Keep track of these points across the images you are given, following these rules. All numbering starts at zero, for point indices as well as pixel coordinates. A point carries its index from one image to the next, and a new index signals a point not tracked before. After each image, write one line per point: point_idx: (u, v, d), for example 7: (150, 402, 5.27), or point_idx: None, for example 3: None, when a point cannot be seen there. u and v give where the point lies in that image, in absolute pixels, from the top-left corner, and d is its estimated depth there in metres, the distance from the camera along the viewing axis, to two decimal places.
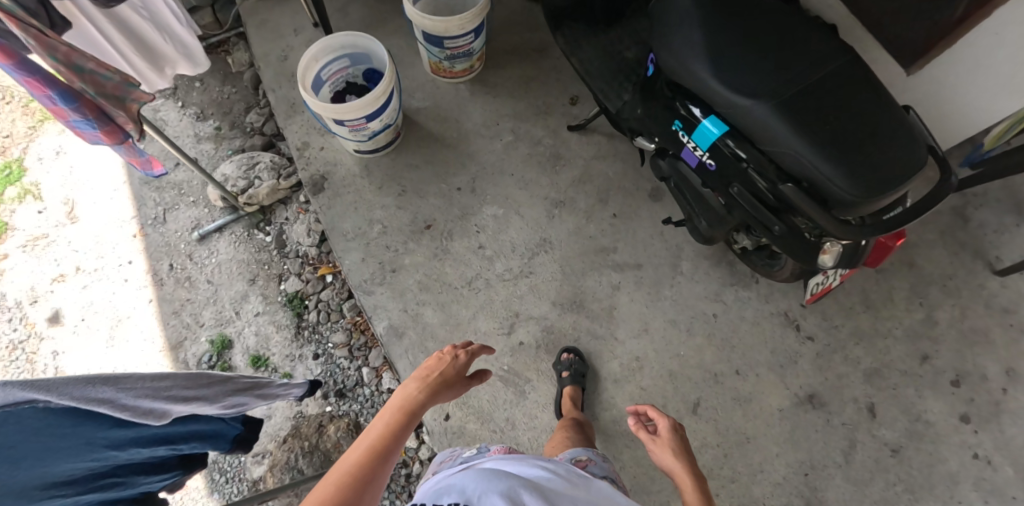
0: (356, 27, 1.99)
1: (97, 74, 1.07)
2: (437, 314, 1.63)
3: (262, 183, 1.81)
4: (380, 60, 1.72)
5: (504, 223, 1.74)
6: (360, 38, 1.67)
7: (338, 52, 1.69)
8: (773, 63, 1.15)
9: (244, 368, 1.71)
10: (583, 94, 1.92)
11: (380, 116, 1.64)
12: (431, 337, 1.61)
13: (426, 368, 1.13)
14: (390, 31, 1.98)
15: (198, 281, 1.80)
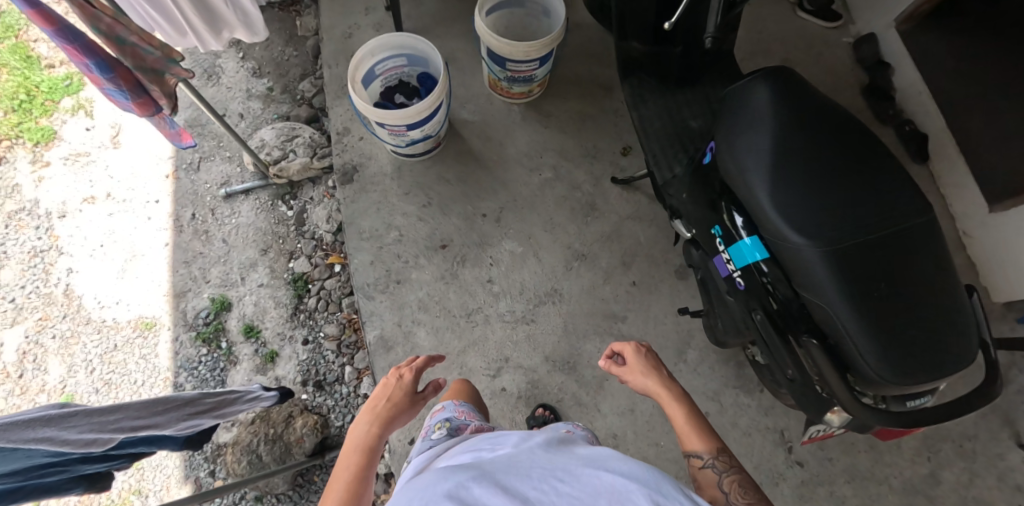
0: (425, 21, 1.97)
1: (138, 47, 1.06)
2: (429, 337, 1.62)
3: (296, 159, 1.82)
4: (438, 69, 1.68)
5: (520, 261, 1.70)
6: (422, 43, 1.63)
7: (398, 51, 1.66)
8: (841, 203, 1.03)
9: (235, 335, 1.74)
10: (635, 146, 1.84)
11: (420, 127, 1.59)
12: (417, 358, 1.60)
13: (373, 399, 1.12)
14: (458, 33, 1.95)
15: (214, 237, 1.83)
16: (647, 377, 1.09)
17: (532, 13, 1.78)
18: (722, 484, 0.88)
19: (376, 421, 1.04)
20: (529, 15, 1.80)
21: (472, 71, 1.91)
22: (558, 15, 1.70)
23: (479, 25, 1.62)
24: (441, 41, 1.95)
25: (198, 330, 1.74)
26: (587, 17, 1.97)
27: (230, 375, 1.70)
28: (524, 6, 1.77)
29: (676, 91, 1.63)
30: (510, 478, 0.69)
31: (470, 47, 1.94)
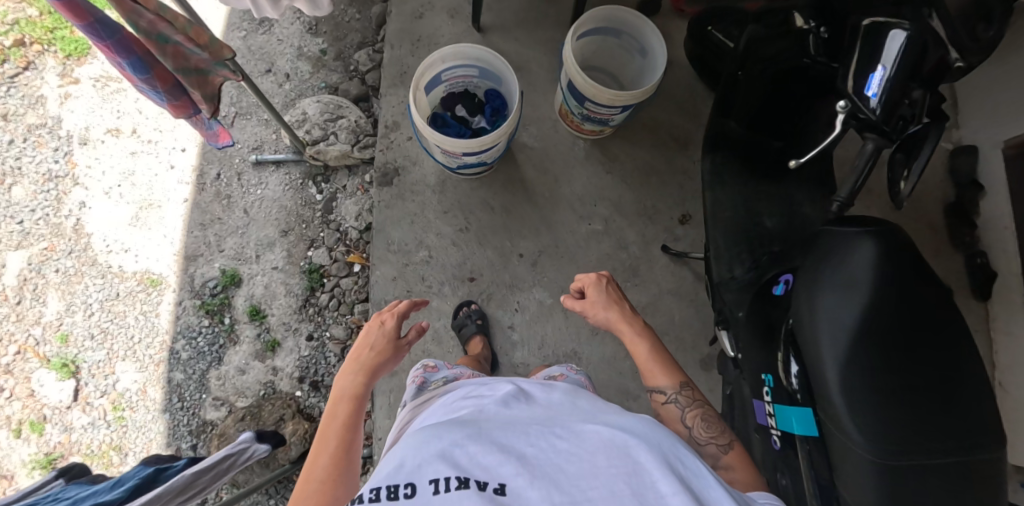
0: (504, 21, 1.80)
1: (183, 47, 0.92)
2: None
3: (336, 143, 1.71)
4: (511, 89, 1.51)
5: (545, 313, 1.61)
6: (498, 59, 1.46)
7: (471, 61, 1.49)
8: (934, 423, 0.73)
9: (240, 314, 1.67)
10: (695, 215, 1.71)
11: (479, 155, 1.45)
12: None
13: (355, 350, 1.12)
14: (537, 43, 1.78)
15: (236, 205, 1.74)
16: (606, 309, 1.22)
17: (628, 44, 1.60)
18: (684, 418, 1.06)
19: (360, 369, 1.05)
20: (623, 45, 1.62)
21: (542, 90, 1.75)
22: (657, 58, 1.52)
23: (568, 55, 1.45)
24: (517, 47, 1.78)
25: (203, 299, 1.68)
26: (679, 58, 1.79)
27: (227, 354, 1.65)
28: (620, 35, 1.59)
29: (757, 179, 1.48)
30: (505, 437, 0.66)
31: (546, 61, 1.78)
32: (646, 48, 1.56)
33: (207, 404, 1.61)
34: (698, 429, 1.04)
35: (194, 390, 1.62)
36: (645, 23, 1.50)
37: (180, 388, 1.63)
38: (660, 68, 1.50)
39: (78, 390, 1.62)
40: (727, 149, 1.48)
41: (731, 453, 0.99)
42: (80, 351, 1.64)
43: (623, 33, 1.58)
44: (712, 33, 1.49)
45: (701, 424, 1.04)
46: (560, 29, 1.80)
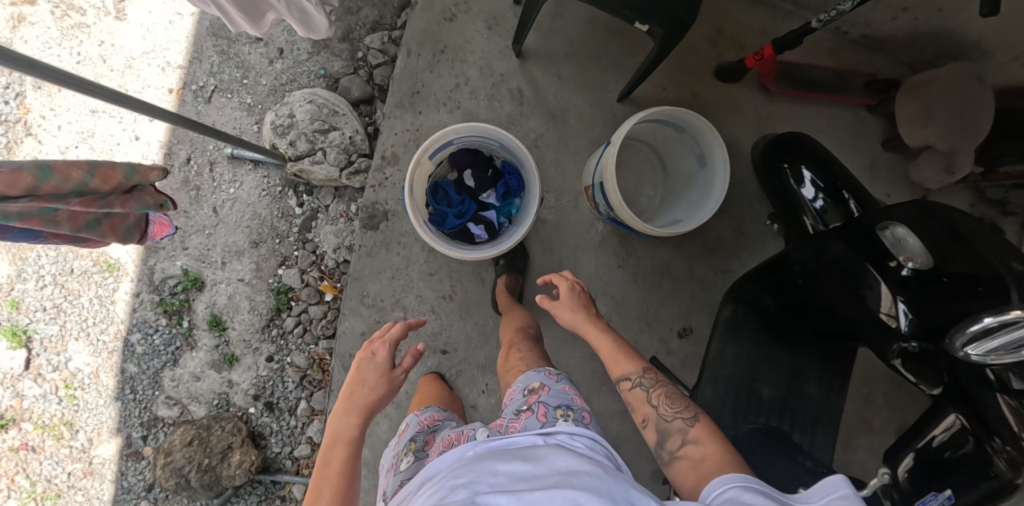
0: (551, 50, 1.47)
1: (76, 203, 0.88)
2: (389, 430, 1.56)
3: (323, 164, 1.47)
4: (532, 179, 1.27)
5: None
6: (522, 150, 1.22)
7: (492, 137, 1.24)
8: None
9: (199, 320, 1.59)
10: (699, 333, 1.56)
11: (481, 251, 1.26)
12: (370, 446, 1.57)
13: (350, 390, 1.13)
14: (584, 90, 1.47)
15: (205, 200, 1.55)
16: (574, 312, 1.24)
17: (688, 143, 1.33)
18: (649, 401, 1.05)
19: (355, 410, 1.07)
20: (683, 141, 1.34)
21: (574, 151, 1.48)
22: (713, 181, 1.26)
23: (609, 160, 1.20)
24: (559, 88, 1.47)
25: (162, 297, 1.58)
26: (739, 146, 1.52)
27: (183, 357, 1.60)
28: (682, 132, 1.31)
29: (771, 344, 1.33)
30: None
31: (588, 114, 1.48)
32: (705, 160, 1.29)
33: (159, 401, 1.61)
34: (663, 407, 1.03)
35: (148, 386, 1.60)
36: (710, 139, 1.22)
37: (133, 380, 1.61)
38: (712, 197, 1.25)
39: (30, 359, 1.59)
40: (752, 307, 1.31)
41: (697, 426, 0.98)
42: (31, 321, 1.58)
43: (686, 131, 1.29)
44: (788, 179, 1.32)
45: (666, 401, 1.04)
46: (615, 76, 1.47)
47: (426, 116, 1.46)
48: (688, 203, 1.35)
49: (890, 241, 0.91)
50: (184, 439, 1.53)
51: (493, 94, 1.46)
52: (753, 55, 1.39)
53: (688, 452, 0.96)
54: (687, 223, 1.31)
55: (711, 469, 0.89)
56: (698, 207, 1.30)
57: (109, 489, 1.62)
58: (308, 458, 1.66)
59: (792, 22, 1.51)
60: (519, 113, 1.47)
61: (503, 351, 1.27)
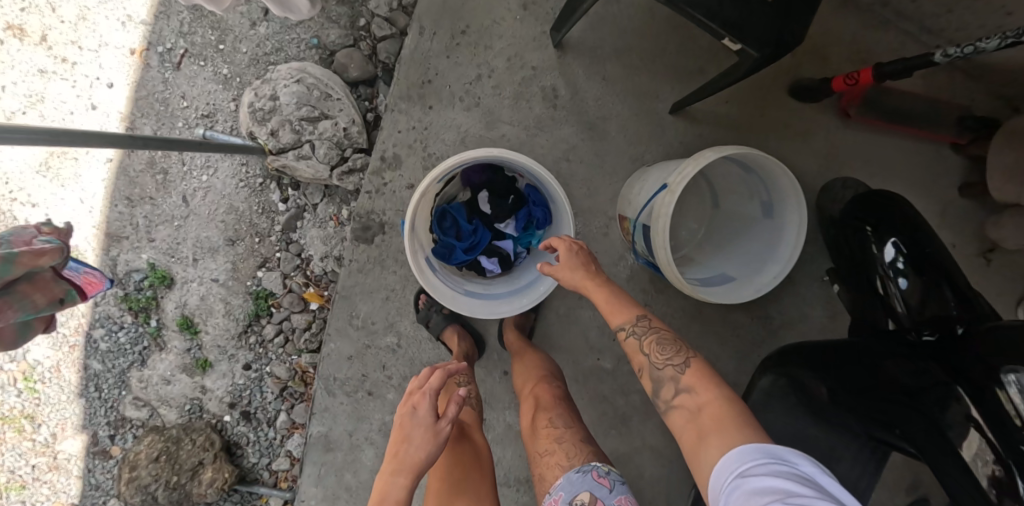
0: (595, 46, 1.24)
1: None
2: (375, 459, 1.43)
3: (311, 161, 1.23)
4: (564, 219, 1.03)
5: (510, 437, 1.46)
6: (558, 186, 0.96)
7: (520, 163, 0.99)
8: None
9: (169, 321, 1.42)
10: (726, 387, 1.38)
11: (497, 297, 1.04)
12: (353, 472, 1.44)
13: (394, 436, 0.97)
14: (628, 96, 1.25)
15: (173, 187, 1.34)
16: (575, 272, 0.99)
17: (757, 186, 1.11)
18: (641, 349, 0.90)
19: (401, 470, 0.92)
20: (750, 183, 1.13)
21: (610, 170, 1.26)
22: (782, 240, 1.07)
23: (661, 211, 0.95)
24: (600, 91, 1.24)
25: (126, 292, 1.40)
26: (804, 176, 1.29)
27: (153, 357, 1.46)
28: (753, 173, 1.09)
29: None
30: None
31: (630, 125, 1.26)
32: (775, 211, 1.08)
33: (127, 401, 1.48)
34: (656, 357, 0.88)
35: (114, 385, 1.47)
36: (790, 192, 1.01)
37: (98, 377, 1.47)
38: (780, 260, 1.07)
39: None
40: (800, 388, 1.12)
41: (688, 373, 0.84)
42: None
43: (759, 175, 1.07)
44: (870, 248, 1.17)
45: (657, 349, 0.88)
46: (668, 83, 1.25)
47: (437, 113, 1.23)
48: (746, 255, 1.15)
49: (1017, 394, 0.79)
50: (149, 454, 1.40)
51: (521, 92, 1.23)
52: (844, 77, 1.20)
53: (682, 403, 0.83)
54: (743, 282, 1.11)
55: (712, 433, 0.74)
56: (759, 266, 1.11)
57: (76, 485, 1.52)
58: (287, 470, 1.55)
59: (888, 34, 1.31)
60: (550, 118, 1.24)
61: (529, 402, 1.13)
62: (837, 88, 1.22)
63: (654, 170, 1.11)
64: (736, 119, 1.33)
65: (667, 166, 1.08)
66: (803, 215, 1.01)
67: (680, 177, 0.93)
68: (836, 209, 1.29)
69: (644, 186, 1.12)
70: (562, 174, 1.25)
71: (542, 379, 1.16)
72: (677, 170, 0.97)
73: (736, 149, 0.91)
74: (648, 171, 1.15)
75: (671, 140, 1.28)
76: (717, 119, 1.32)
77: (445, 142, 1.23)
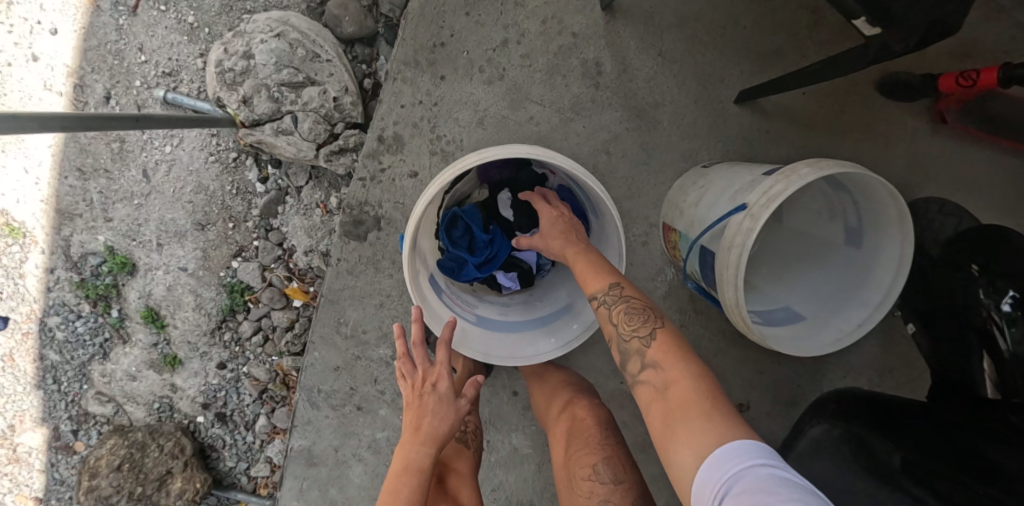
0: (647, 13, 1.03)
1: None
2: (364, 478, 1.24)
3: (293, 138, 1.03)
4: (610, 240, 0.81)
5: (517, 461, 1.27)
6: (609, 201, 0.73)
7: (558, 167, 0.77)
8: None
9: (132, 312, 1.25)
10: (768, 422, 1.20)
11: (518, 327, 0.83)
12: (336, 495, 1.24)
13: (414, 408, 0.81)
14: (681, 76, 1.04)
15: (131, 158, 1.18)
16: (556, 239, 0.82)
17: (844, 208, 0.91)
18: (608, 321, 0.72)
19: (421, 440, 0.78)
20: (833, 202, 0.93)
21: (657, 167, 1.06)
22: (869, 279, 0.89)
23: (736, 240, 0.75)
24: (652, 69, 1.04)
25: (82, 278, 1.24)
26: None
27: (114, 351, 1.28)
28: (843, 193, 0.89)
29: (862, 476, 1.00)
30: None
31: (682, 111, 1.05)
32: (865, 242, 0.89)
33: (90, 395, 1.31)
34: (623, 326, 0.71)
35: (72, 380, 1.30)
36: (894, 224, 0.83)
37: (54, 369, 1.30)
38: (865, 304, 0.89)
39: None
40: (861, 447, 0.95)
41: (656, 345, 0.68)
42: None
43: (854, 197, 0.88)
44: (976, 292, 0.90)
45: (627, 317, 0.71)
46: (729, 62, 1.05)
47: (451, 88, 1.02)
48: (818, 288, 0.95)
49: None
50: (111, 462, 1.24)
51: (556, 65, 1.02)
52: (957, 76, 0.98)
53: (648, 381, 0.67)
54: (814, 323, 0.93)
55: (681, 423, 0.59)
56: (835, 305, 0.93)
57: (38, 480, 1.35)
58: (267, 476, 1.37)
59: (1000, 24, 1.05)
60: (591, 100, 1.04)
61: (566, 428, 0.89)
62: (944, 87, 1.00)
63: (719, 181, 0.91)
64: (811, 114, 1.10)
65: (739, 176, 0.87)
66: (908, 256, 0.83)
67: (768, 199, 0.73)
68: (934, 243, 1.03)
69: (705, 198, 0.91)
70: (599, 170, 1.06)
71: (575, 400, 0.93)
72: (761, 188, 0.76)
73: (848, 169, 0.70)
74: (709, 178, 0.95)
75: (733, 134, 1.07)
76: (789, 113, 1.09)
77: (458, 121, 1.03)
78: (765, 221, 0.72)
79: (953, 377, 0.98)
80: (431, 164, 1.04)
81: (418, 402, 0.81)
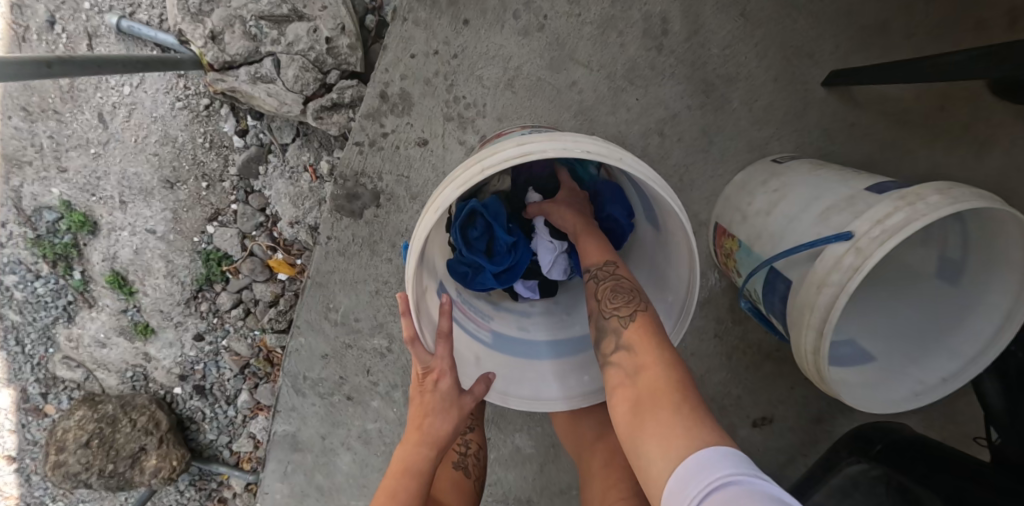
0: None
1: None
2: (352, 464, 1.07)
3: (274, 87, 0.92)
4: (677, 264, 0.64)
5: (518, 459, 1.13)
6: (688, 223, 0.54)
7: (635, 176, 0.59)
8: None
9: (97, 276, 1.10)
10: (807, 445, 1.05)
11: (541, 352, 0.72)
12: (323, 491, 1.08)
13: (415, 404, 0.66)
14: (750, 40, 0.89)
15: (85, 100, 1.01)
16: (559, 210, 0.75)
17: (947, 236, 0.74)
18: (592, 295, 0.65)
19: (424, 450, 0.64)
20: (932, 226, 0.76)
21: (718, 157, 0.91)
22: (965, 325, 0.72)
23: (830, 278, 0.58)
24: (726, 27, 0.88)
25: (37, 235, 1.08)
26: (997, 191, 0.89)
27: (78, 315, 1.14)
28: (952, 218, 0.72)
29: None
30: None
31: (750, 81, 0.89)
32: (968, 281, 0.72)
33: (56, 360, 1.18)
34: (605, 304, 0.63)
35: (33, 345, 1.17)
36: (1016, 268, 0.66)
37: (11, 331, 1.16)
38: (954, 355, 0.73)
39: None
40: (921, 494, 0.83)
41: (633, 328, 0.59)
42: None
43: (965, 225, 0.71)
44: None
45: (611, 296, 0.63)
46: (808, 24, 0.88)
47: (477, 38, 0.88)
48: (898, 326, 0.79)
49: None
50: (78, 438, 1.13)
51: (611, 17, 0.87)
52: None
53: (619, 363, 0.59)
54: (888, 369, 0.76)
55: (647, 417, 0.51)
56: (915, 350, 0.76)
57: (10, 440, 1.23)
58: (251, 451, 1.24)
59: None
60: (649, 66, 0.89)
61: (603, 458, 0.77)
62: None
63: (800, 187, 0.73)
64: (912, 105, 0.91)
65: (831, 185, 0.69)
66: None
67: (883, 231, 0.56)
68: None
69: (781, 208, 0.73)
70: (648, 154, 0.91)
71: (611, 428, 0.81)
72: (870, 212, 0.59)
73: (995, 203, 0.53)
74: (785, 181, 0.76)
75: (813, 124, 0.91)
76: (882, 99, 0.91)
77: (481, 80, 0.89)
78: (877, 260, 0.55)
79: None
80: (444, 132, 0.90)
81: (419, 398, 0.66)
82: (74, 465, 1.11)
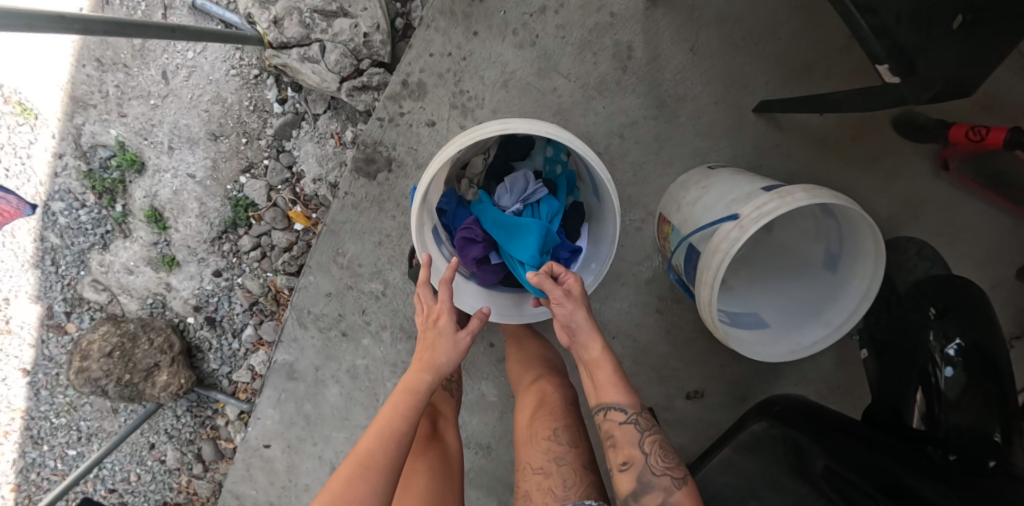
0: (671, 9, 1.09)
1: None
2: (340, 391, 1.25)
3: (318, 67, 1.12)
4: (611, 225, 0.86)
5: (482, 405, 1.33)
6: (614, 189, 0.76)
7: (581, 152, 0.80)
8: None
9: (136, 210, 1.28)
10: (722, 406, 1.27)
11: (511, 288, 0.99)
12: (312, 411, 1.27)
13: (425, 341, 0.88)
14: (701, 71, 1.11)
15: (153, 59, 1.21)
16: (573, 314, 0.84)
17: (829, 235, 0.96)
18: (638, 444, 0.81)
19: (422, 370, 0.86)
20: (820, 226, 0.98)
21: (667, 159, 1.13)
22: (837, 302, 0.95)
23: (722, 245, 0.79)
24: (682, 59, 1.11)
25: (90, 169, 1.27)
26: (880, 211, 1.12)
27: (114, 243, 1.32)
28: (830, 220, 0.95)
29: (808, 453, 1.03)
30: None
31: (698, 104, 1.12)
32: (841, 270, 0.94)
33: (84, 282, 1.34)
34: (655, 460, 0.80)
35: (67, 265, 1.33)
36: (868, 256, 0.88)
37: (51, 254, 1.33)
38: (827, 323, 0.95)
39: None
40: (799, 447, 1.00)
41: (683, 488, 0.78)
42: None
43: (839, 225, 0.93)
44: (926, 335, 0.98)
45: (659, 452, 0.81)
46: (748, 65, 1.11)
47: (484, 44, 1.09)
48: (790, 304, 1.00)
49: None
50: (102, 348, 1.29)
51: (589, 41, 1.09)
52: (968, 129, 1.00)
53: None
54: (776, 333, 0.98)
55: None
56: (798, 322, 0.98)
57: (29, 353, 1.39)
58: (247, 383, 1.40)
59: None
60: (616, 82, 1.11)
61: (536, 399, 0.96)
62: (954, 137, 1.02)
63: (720, 184, 0.95)
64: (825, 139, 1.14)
65: (739, 184, 0.91)
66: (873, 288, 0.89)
67: (760, 213, 0.77)
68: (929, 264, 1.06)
69: (704, 199, 0.95)
70: (610, 152, 1.13)
71: (549, 376, 1.00)
72: (755, 201, 0.80)
73: (839, 200, 0.74)
74: (712, 180, 0.98)
75: (746, 143, 1.13)
76: (802, 127, 1.13)
77: (483, 79, 1.10)
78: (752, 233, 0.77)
79: (891, 404, 1.03)
80: (449, 117, 1.10)
81: (425, 336, 0.88)
82: (97, 371, 1.28)
